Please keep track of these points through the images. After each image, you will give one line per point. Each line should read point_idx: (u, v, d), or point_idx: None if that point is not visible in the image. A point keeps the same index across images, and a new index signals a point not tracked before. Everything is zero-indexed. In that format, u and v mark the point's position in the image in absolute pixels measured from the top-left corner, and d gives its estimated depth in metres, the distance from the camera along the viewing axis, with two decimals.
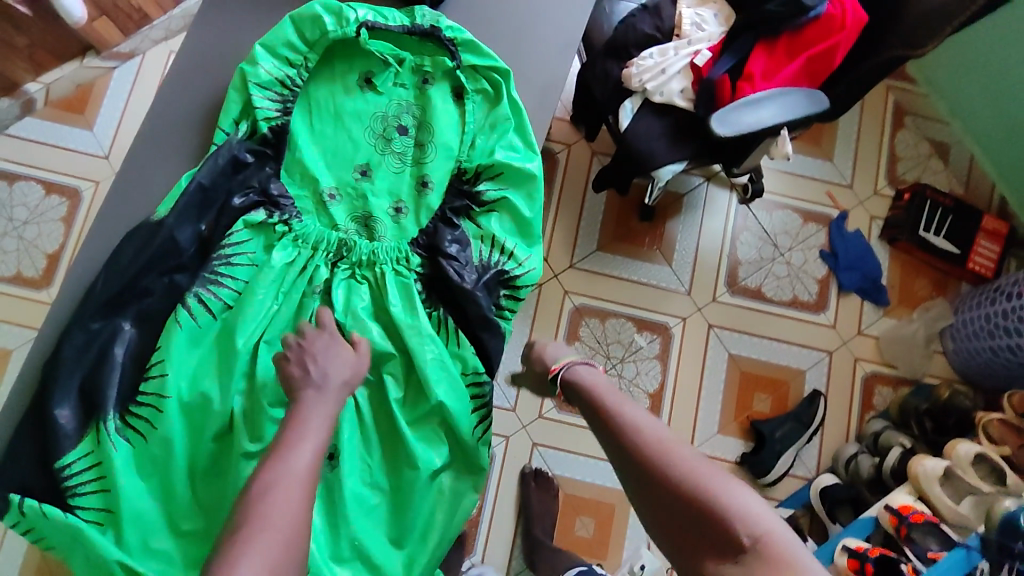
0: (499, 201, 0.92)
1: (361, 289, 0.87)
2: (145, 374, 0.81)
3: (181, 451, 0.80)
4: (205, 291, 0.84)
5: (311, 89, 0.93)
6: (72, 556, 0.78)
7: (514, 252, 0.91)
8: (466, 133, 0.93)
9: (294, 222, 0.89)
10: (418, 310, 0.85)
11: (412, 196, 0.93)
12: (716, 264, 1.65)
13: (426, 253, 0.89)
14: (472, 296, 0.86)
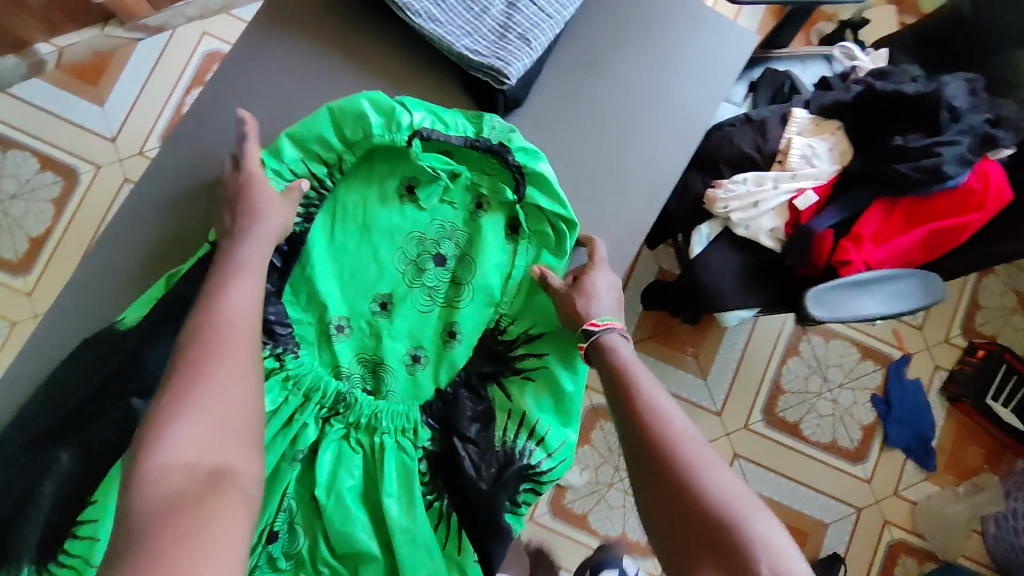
0: (536, 378, 0.78)
1: (353, 461, 0.74)
2: (75, 522, 0.67)
3: None
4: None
5: (341, 191, 0.81)
6: None
7: (543, 439, 0.76)
8: (510, 281, 0.80)
9: (290, 357, 0.76)
10: (416, 509, 0.72)
11: (435, 345, 0.80)
12: (755, 387, 1.49)
13: (439, 427, 0.77)
14: (488, 500, 0.73)
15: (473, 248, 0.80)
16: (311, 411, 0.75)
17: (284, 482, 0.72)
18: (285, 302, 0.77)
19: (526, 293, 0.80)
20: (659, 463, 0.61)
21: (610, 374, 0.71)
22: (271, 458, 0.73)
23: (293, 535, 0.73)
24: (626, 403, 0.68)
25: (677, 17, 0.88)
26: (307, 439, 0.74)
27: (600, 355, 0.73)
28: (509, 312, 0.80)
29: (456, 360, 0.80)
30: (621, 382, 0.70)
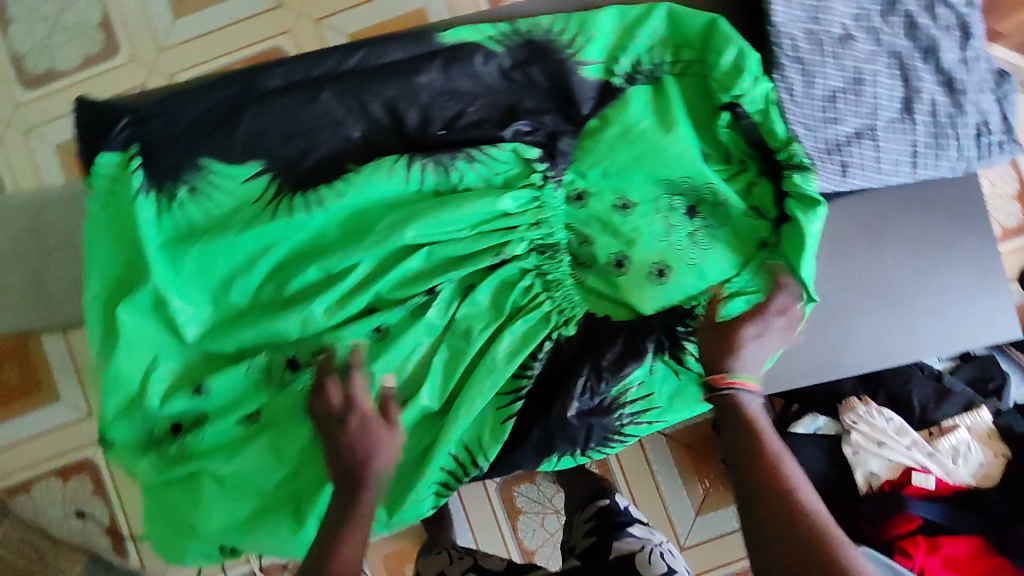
0: (682, 372, 0.80)
1: (515, 292, 0.81)
2: (265, 170, 0.81)
3: (208, 245, 0.79)
4: (431, 166, 0.79)
5: (670, 79, 0.82)
6: (97, 243, 0.81)
7: (643, 420, 0.81)
8: (717, 293, 0.81)
9: (548, 187, 0.81)
10: (511, 365, 0.79)
11: (638, 269, 0.81)
12: (728, 558, 1.45)
13: (583, 339, 0.81)
14: (564, 423, 0.78)
15: (726, 237, 0.81)
16: (522, 238, 0.81)
17: (472, 264, 0.80)
18: (569, 145, 0.82)
19: (723, 308, 0.80)
20: (791, 518, 0.59)
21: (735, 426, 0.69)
22: (480, 242, 0.80)
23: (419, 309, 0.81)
24: (752, 451, 0.66)
25: (970, 263, 0.85)
26: (507, 254, 0.81)
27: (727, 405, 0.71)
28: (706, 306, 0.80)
29: (642, 306, 0.80)
30: (748, 433, 0.68)
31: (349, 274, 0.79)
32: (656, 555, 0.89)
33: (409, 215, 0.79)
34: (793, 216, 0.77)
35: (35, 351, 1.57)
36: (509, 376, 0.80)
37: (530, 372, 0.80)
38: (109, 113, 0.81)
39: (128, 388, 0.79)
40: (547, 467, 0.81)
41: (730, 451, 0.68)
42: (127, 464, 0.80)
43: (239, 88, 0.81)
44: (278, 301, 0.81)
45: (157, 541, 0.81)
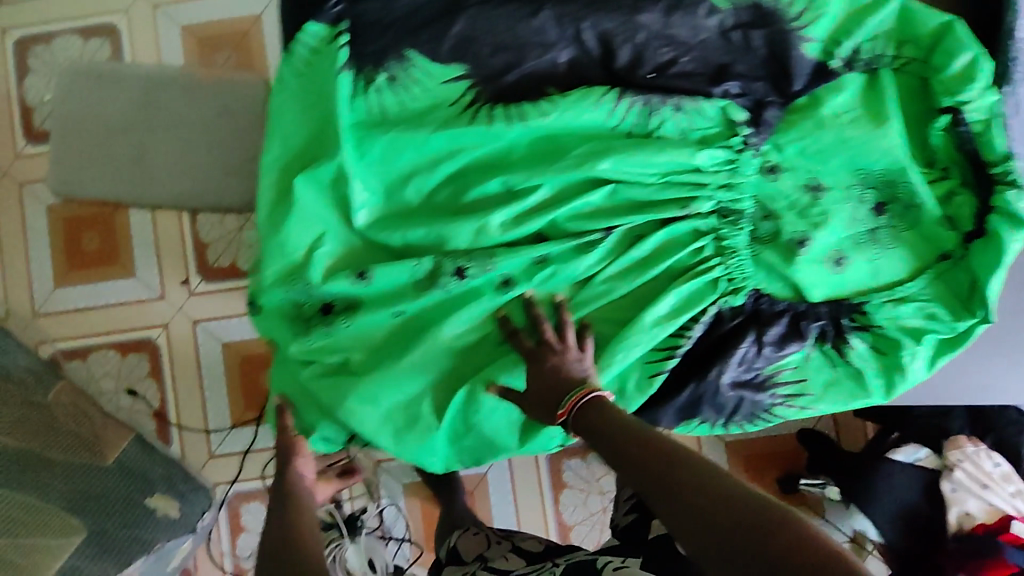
0: (841, 364, 0.80)
1: (683, 248, 0.78)
2: (464, 76, 0.78)
3: (397, 135, 0.77)
4: (636, 104, 0.76)
5: (886, 71, 0.79)
6: (286, 112, 0.79)
7: (790, 403, 0.80)
8: (890, 293, 0.79)
9: (746, 153, 0.77)
10: (676, 322, 0.76)
11: (818, 254, 0.79)
12: None
13: (746, 312, 0.79)
14: (716, 388, 0.77)
15: (910, 239, 0.80)
16: (710, 197, 0.78)
17: (654, 211, 0.77)
18: (774, 117, 0.79)
19: (893, 311, 0.79)
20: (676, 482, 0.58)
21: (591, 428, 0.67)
22: (670, 192, 0.77)
23: (586, 246, 0.77)
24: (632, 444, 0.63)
25: None
26: (694, 208, 0.77)
27: (587, 419, 0.68)
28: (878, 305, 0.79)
29: (811, 291, 0.78)
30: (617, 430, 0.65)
31: (530, 194, 0.77)
32: None
33: (604, 150, 0.76)
34: (992, 232, 0.76)
35: (119, 225, 1.57)
36: (666, 336, 0.77)
37: (689, 334, 0.77)
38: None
39: (290, 260, 0.78)
40: (682, 429, 0.80)
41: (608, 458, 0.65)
42: (272, 333, 0.80)
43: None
44: (451, 207, 0.79)
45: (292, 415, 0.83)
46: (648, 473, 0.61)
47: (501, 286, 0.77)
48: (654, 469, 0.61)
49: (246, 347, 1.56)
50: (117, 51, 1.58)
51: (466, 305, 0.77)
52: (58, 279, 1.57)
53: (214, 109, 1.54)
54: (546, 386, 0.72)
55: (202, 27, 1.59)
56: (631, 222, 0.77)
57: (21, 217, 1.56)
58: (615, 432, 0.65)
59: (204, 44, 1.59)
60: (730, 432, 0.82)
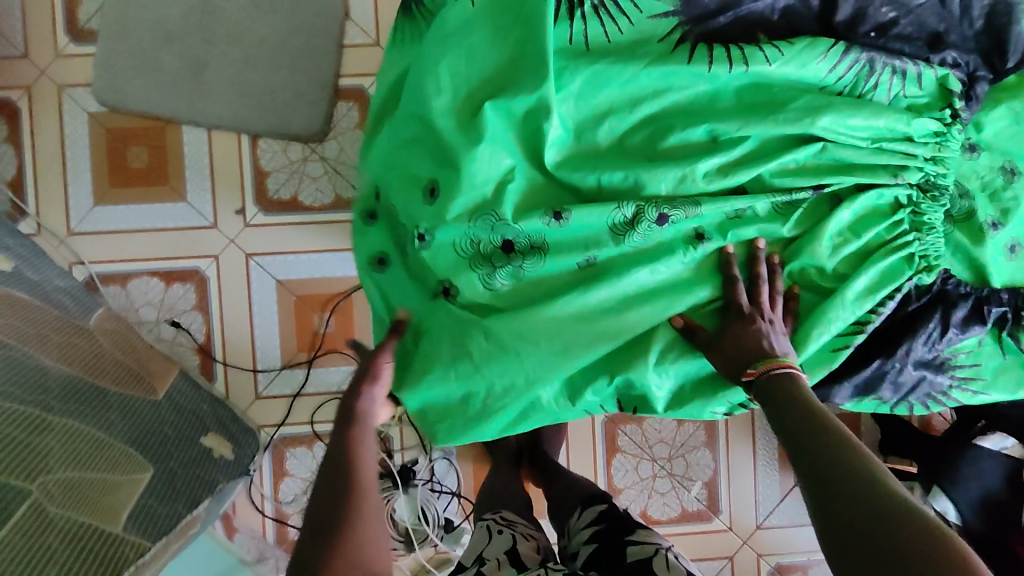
0: (1010, 351, 0.82)
1: (881, 221, 0.76)
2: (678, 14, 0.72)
3: (602, 66, 0.71)
4: (855, 63, 0.73)
5: None
6: (478, 30, 0.72)
7: (957, 385, 0.83)
8: None
9: (954, 127, 0.76)
10: (870, 299, 0.75)
11: (1005, 237, 0.79)
12: (796, 547, 1.51)
13: (934, 292, 0.79)
14: (899, 367, 0.79)
15: None
16: (919, 168, 0.76)
17: (860, 177, 0.74)
18: (982, 91, 0.78)
19: None
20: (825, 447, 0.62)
21: (771, 395, 0.70)
22: (878, 160, 0.75)
23: (787, 211, 0.75)
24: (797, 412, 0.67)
25: None
26: (902, 178, 0.75)
27: (770, 386, 0.70)
28: None
29: (994, 277, 0.79)
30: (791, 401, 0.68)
31: (737, 146, 0.73)
32: (670, 559, 0.85)
33: (821, 108, 0.72)
34: None
35: (170, 143, 1.44)
36: (862, 311, 0.76)
37: (880, 310, 0.76)
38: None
39: (478, 194, 0.73)
40: (853, 404, 0.83)
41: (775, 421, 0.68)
42: (450, 272, 0.76)
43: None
44: (647, 152, 0.74)
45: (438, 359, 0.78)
46: (807, 441, 0.64)
47: (697, 239, 0.75)
48: (814, 436, 0.63)
49: (302, 287, 1.47)
50: None
51: (668, 262, 0.74)
52: (98, 196, 1.44)
53: (287, 26, 1.42)
54: (746, 343, 0.73)
55: None
56: (839, 183, 0.75)
57: (61, 123, 1.43)
58: (791, 402, 0.68)
59: None
60: (897, 409, 0.85)
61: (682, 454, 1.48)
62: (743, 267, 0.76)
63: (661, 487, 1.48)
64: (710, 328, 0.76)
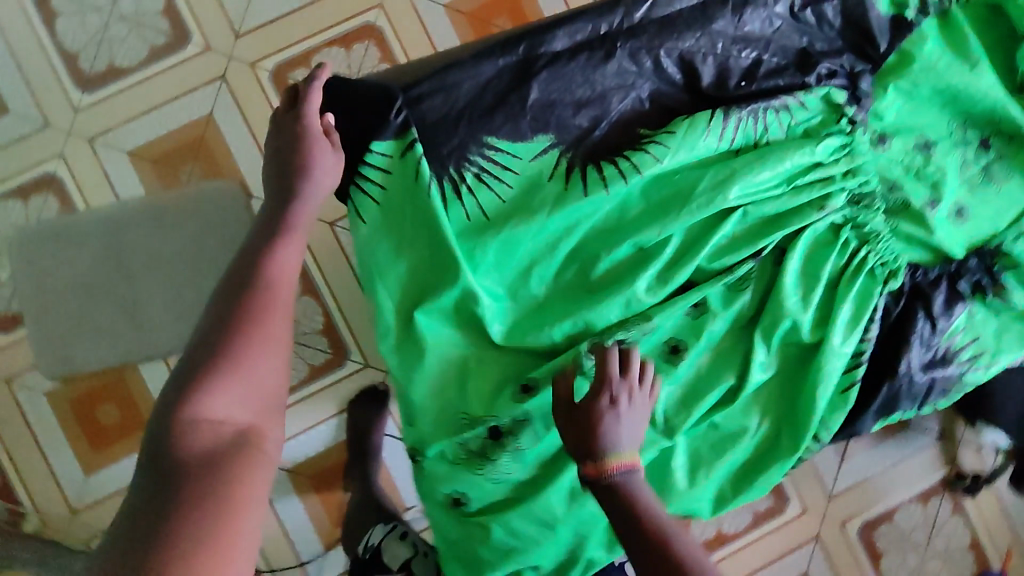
0: (1003, 310, 0.79)
1: (833, 253, 0.75)
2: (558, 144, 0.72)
3: (509, 228, 0.71)
4: (739, 120, 0.73)
5: (956, 9, 0.78)
6: (379, 249, 0.73)
7: (976, 364, 0.79)
8: (1019, 229, 0.80)
9: (858, 134, 0.76)
10: (854, 333, 0.75)
11: (947, 208, 0.79)
12: (871, 503, 1.54)
13: (907, 289, 0.78)
14: (910, 378, 0.77)
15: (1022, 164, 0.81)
16: (841, 189, 0.75)
17: (791, 224, 0.74)
18: (870, 82, 0.77)
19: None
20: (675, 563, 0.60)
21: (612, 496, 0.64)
22: (800, 198, 0.74)
23: (737, 287, 0.75)
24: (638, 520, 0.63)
25: None
26: (829, 206, 0.75)
27: (613, 490, 0.65)
28: (1011, 242, 0.80)
29: (954, 249, 0.78)
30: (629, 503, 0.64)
31: (664, 248, 0.73)
32: None
33: (726, 179, 0.72)
34: None
35: (134, 389, 1.42)
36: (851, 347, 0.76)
37: (868, 339, 0.76)
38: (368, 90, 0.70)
39: (446, 398, 0.75)
40: (883, 426, 0.80)
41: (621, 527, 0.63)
42: (453, 483, 0.76)
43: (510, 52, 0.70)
44: (585, 286, 0.74)
45: (476, 564, 0.76)
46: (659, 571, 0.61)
47: (672, 353, 0.75)
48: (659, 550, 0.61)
49: (311, 464, 1.37)
50: (65, 204, 1.40)
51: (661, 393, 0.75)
52: (87, 466, 1.42)
53: (197, 232, 1.39)
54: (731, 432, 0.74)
55: (153, 146, 1.41)
56: (773, 240, 0.74)
57: (29, 413, 1.41)
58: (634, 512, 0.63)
59: (162, 162, 1.41)
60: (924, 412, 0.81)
61: None
62: (727, 361, 0.76)
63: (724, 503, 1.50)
64: (724, 427, 0.77)
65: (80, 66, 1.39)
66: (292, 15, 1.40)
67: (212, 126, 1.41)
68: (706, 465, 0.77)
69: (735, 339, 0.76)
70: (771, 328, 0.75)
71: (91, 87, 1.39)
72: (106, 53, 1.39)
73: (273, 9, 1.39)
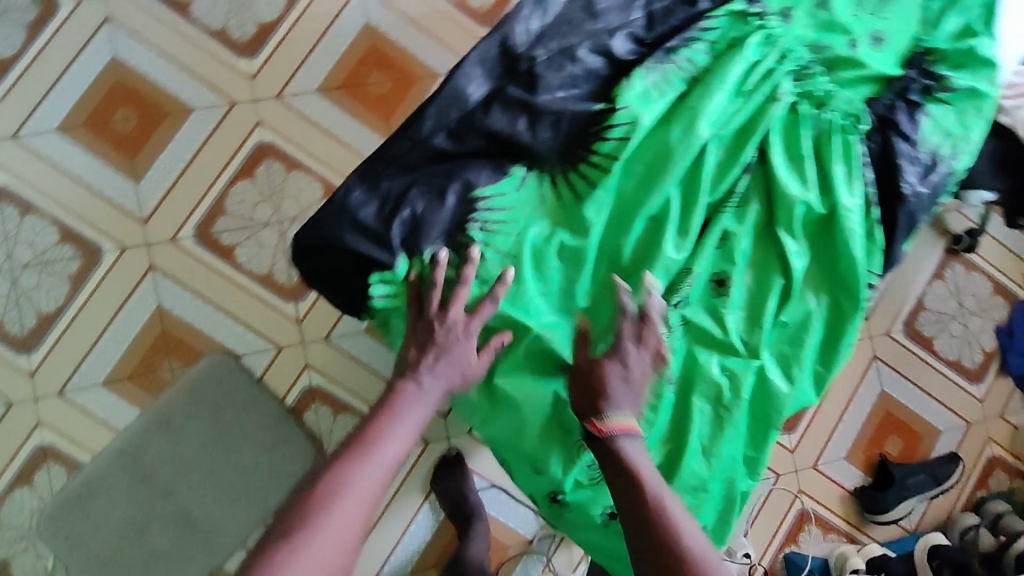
0: (955, 97, 0.86)
1: (804, 129, 0.81)
2: (531, 163, 0.76)
3: (528, 261, 0.75)
4: (671, 71, 0.78)
5: None
6: None
7: (960, 151, 0.85)
8: (929, 26, 0.89)
9: (769, 20, 0.82)
10: (854, 182, 0.81)
11: (868, 43, 0.86)
12: (900, 303, 1.70)
13: (876, 125, 0.85)
14: (916, 196, 0.84)
15: None
16: (784, 75, 0.81)
17: (762, 125, 0.79)
18: None
19: (942, 31, 0.89)
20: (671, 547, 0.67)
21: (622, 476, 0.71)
22: (755, 101, 0.80)
23: (742, 203, 0.81)
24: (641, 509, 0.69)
25: None
26: (781, 95, 0.80)
27: (610, 449, 0.72)
28: (929, 44, 0.88)
29: (891, 71, 0.85)
30: (635, 491, 0.70)
31: (668, 206, 0.77)
32: None
33: (691, 122, 0.76)
34: None
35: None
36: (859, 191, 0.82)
37: (867, 184, 0.83)
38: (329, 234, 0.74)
39: (558, 432, 0.77)
40: (909, 246, 0.88)
41: (626, 511, 0.70)
42: (605, 499, 0.79)
43: (439, 120, 0.75)
44: (621, 272, 0.77)
45: None
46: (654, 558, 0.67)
47: (719, 284, 0.81)
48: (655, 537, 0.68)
49: (430, 554, 1.35)
50: (65, 473, 1.26)
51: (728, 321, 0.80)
52: None
53: (208, 415, 1.27)
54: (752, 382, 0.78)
55: (121, 366, 1.29)
56: (752, 150, 0.79)
57: None
58: (636, 498, 0.70)
59: (140, 374, 1.29)
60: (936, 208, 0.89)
61: None
62: (767, 265, 0.81)
63: None
64: (793, 320, 0.82)
65: (11, 332, 1.26)
66: (184, 174, 1.31)
67: (166, 313, 1.30)
68: (797, 359, 0.82)
69: (763, 243, 0.82)
70: (789, 218, 0.80)
71: (31, 346, 1.27)
72: (28, 306, 1.27)
73: (168, 174, 1.30)
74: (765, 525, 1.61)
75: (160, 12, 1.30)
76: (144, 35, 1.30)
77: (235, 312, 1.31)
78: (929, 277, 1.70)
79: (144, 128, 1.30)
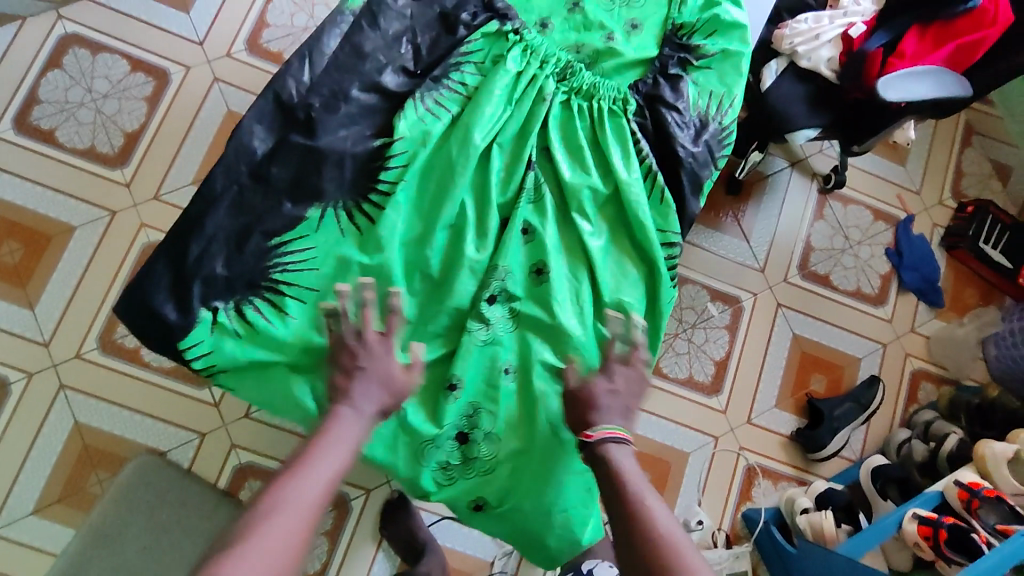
0: (711, 61, 0.93)
1: (577, 119, 0.89)
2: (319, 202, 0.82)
3: (336, 291, 0.82)
4: (440, 96, 0.86)
5: None
6: (252, 385, 0.82)
7: (725, 109, 0.92)
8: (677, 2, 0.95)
9: (526, 34, 0.91)
10: (631, 157, 0.89)
11: (623, 31, 0.94)
12: (791, 248, 1.75)
13: (644, 101, 0.91)
14: (692, 157, 0.90)
15: None
16: (547, 77, 0.90)
17: (534, 123, 0.88)
18: None
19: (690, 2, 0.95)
20: (639, 532, 0.66)
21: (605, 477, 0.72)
22: (525, 105, 0.88)
23: (537, 196, 0.86)
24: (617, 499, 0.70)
25: None
26: (547, 94, 0.89)
27: (591, 452, 0.75)
28: (682, 20, 0.95)
29: (647, 53, 0.93)
30: (616, 484, 0.71)
31: (461, 214, 0.84)
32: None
33: (465, 138, 0.84)
34: None
35: None
36: (639, 165, 0.89)
37: (645, 154, 0.89)
38: (142, 305, 0.80)
39: (403, 443, 0.82)
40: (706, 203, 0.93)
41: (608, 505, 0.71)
42: (467, 494, 0.84)
43: (229, 178, 0.80)
44: (433, 281, 0.84)
45: (524, 533, 0.85)
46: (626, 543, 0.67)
47: (538, 273, 0.85)
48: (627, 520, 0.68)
49: None
50: None
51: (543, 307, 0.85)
52: None
53: None
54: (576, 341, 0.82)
55: (49, 491, 1.27)
56: (532, 148, 0.87)
57: None
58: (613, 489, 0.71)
59: (69, 495, 1.27)
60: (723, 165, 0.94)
61: (682, 308, 1.68)
62: (571, 245, 0.87)
63: (699, 341, 1.67)
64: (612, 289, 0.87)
65: None
66: (78, 289, 1.33)
67: (85, 427, 1.29)
68: None
69: (566, 226, 0.88)
70: (576, 198, 0.87)
71: None
72: None
73: (64, 289, 1.33)
74: (716, 491, 1.61)
75: (25, 145, 1.35)
76: (13, 168, 1.34)
77: (151, 409, 1.31)
78: (811, 217, 1.77)
79: (32, 256, 1.33)
